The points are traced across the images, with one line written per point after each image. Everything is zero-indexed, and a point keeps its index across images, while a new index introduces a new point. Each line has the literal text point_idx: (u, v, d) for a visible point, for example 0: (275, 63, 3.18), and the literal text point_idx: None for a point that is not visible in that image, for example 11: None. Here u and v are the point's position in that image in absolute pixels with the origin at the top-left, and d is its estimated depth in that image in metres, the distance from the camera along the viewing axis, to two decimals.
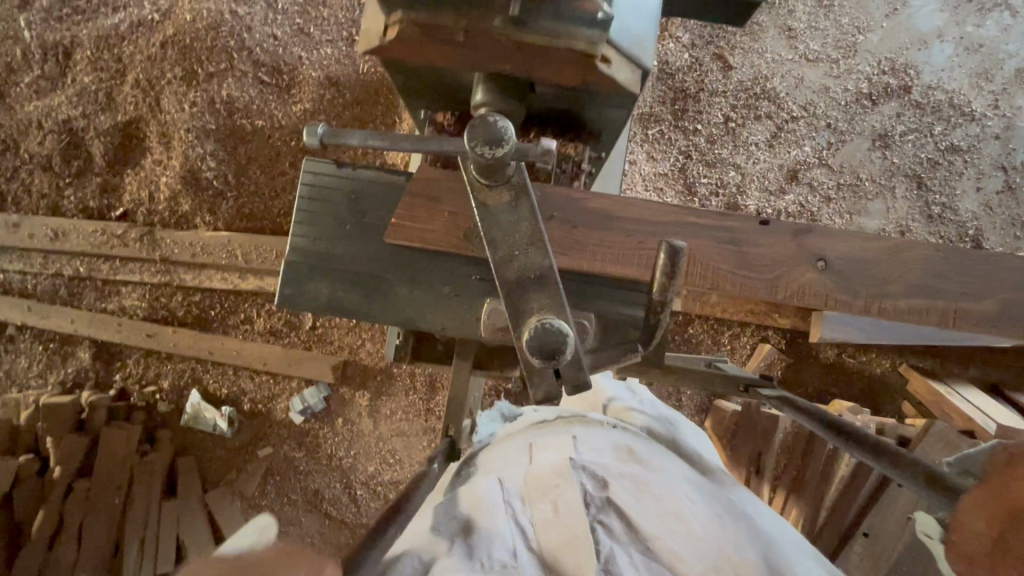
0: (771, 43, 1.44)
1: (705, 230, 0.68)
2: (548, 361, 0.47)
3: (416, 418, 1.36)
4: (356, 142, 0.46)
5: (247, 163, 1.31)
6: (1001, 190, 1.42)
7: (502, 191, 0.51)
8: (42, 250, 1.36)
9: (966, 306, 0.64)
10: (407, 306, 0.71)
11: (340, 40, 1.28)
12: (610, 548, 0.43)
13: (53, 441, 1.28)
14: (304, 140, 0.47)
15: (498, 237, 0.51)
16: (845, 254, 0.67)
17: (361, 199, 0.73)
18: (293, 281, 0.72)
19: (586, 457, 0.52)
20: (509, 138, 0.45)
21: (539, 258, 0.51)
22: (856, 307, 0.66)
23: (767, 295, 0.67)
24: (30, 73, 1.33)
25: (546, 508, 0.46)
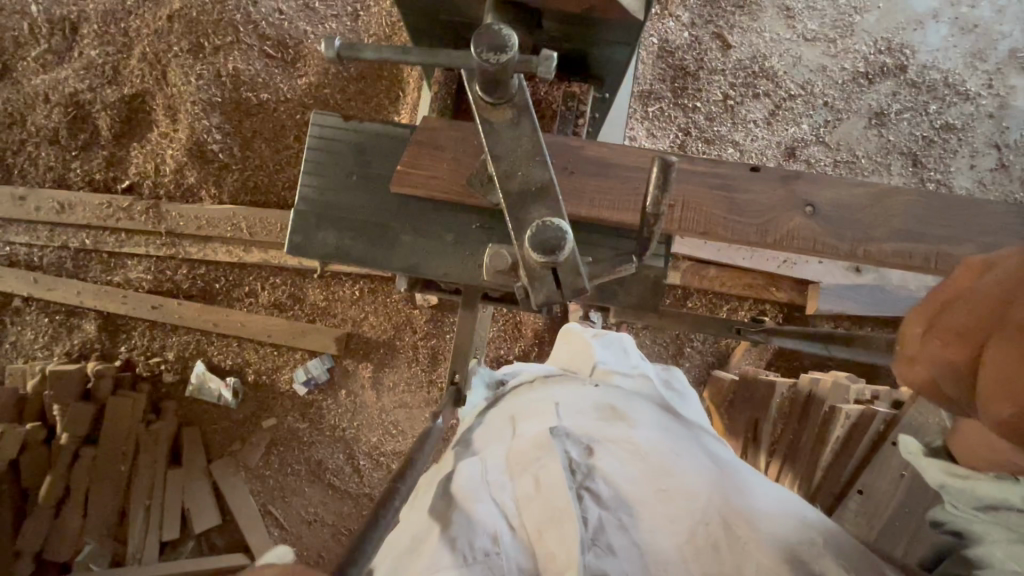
0: (770, 23, 1.47)
1: (697, 177, 0.72)
2: (549, 255, 0.46)
3: (418, 389, 1.38)
4: (370, 55, 0.47)
5: (252, 137, 1.33)
6: (994, 167, 1.45)
7: (504, 110, 0.52)
8: (48, 223, 1.37)
9: (949, 249, 0.68)
10: (411, 254, 0.73)
11: (344, 14, 1.30)
12: (596, 514, 0.45)
13: (59, 409, 1.29)
14: (325, 54, 0.48)
15: (502, 153, 0.53)
16: (835, 200, 0.70)
17: (367, 152, 0.75)
18: (301, 230, 0.74)
19: (568, 427, 0.53)
20: (514, 45, 0.44)
21: (540, 172, 0.52)
22: (844, 251, 0.69)
23: (756, 239, 0.70)
24: (37, 47, 1.35)
25: (527, 483, 0.48)
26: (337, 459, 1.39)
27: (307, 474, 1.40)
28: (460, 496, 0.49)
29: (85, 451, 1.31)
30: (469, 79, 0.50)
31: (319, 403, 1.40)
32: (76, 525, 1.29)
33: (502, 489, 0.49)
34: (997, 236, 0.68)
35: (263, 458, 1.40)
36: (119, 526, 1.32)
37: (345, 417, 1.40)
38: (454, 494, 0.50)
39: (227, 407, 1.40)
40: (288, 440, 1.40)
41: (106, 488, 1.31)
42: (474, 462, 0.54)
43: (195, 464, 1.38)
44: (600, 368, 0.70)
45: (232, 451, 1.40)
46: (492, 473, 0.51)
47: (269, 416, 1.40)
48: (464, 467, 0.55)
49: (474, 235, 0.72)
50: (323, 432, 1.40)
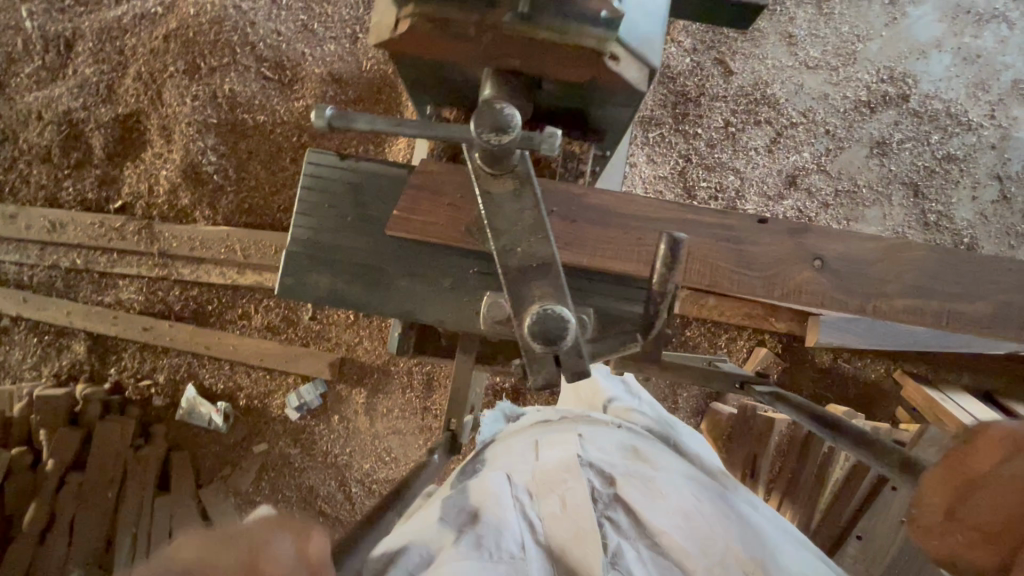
0: (772, 50, 1.46)
1: (704, 229, 0.70)
2: (550, 346, 0.46)
3: (412, 416, 1.36)
4: (363, 126, 0.46)
5: (248, 158, 1.31)
6: (996, 199, 1.44)
7: (506, 179, 0.51)
8: (39, 242, 1.35)
9: (959, 307, 0.67)
10: (405, 300, 0.71)
11: (343, 36, 1.28)
12: (617, 542, 0.45)
13: (47, 433, 1.27)
14: (314, 123, 0.46)
15: (503, 227, 0.52)
16: (845, 255, 0.69)
17: (364, 193, 0.74)
18: (294, 271, 0.72)
19: (593, 454, 0.54)
20: (515, 126, 0.43)
21: (541, 246, 0.51)
22: (853, 306, 0.68)
23: (764, 293, 0.69)
24: (31, 64, 1.33)
25: (554, 502, 0.47)
26: (329, 486, 1.37)
27: (297, 501, 1.37)
28: (483, 501, 0.48)
29: (71, 475, 1.28)
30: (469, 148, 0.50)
31: (312, 428, 1.38)
32: (60, 554, 1.26)
33: (524, 503, 0.48)
34: (1009, 299, 0.67)
35: (254, 484, 1.38)
36: (104, 553, 1.28)
37: (338, 443, 1.38)
38: (477, 497, 0.48)
39: (218, 431, 1.38)
40: (280, 466, 1.38)
41: (92, 514, 1.28)
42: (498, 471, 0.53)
43: (184, 489, 1.35)
44: (614, 407, 0.72)
45: (223, 475, 1.38)
46: (517, 485, 0.50)
47: (261, 441, 1.39)
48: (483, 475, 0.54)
49: (470, 282, 0.70)
50: (315, 458, 1.38)
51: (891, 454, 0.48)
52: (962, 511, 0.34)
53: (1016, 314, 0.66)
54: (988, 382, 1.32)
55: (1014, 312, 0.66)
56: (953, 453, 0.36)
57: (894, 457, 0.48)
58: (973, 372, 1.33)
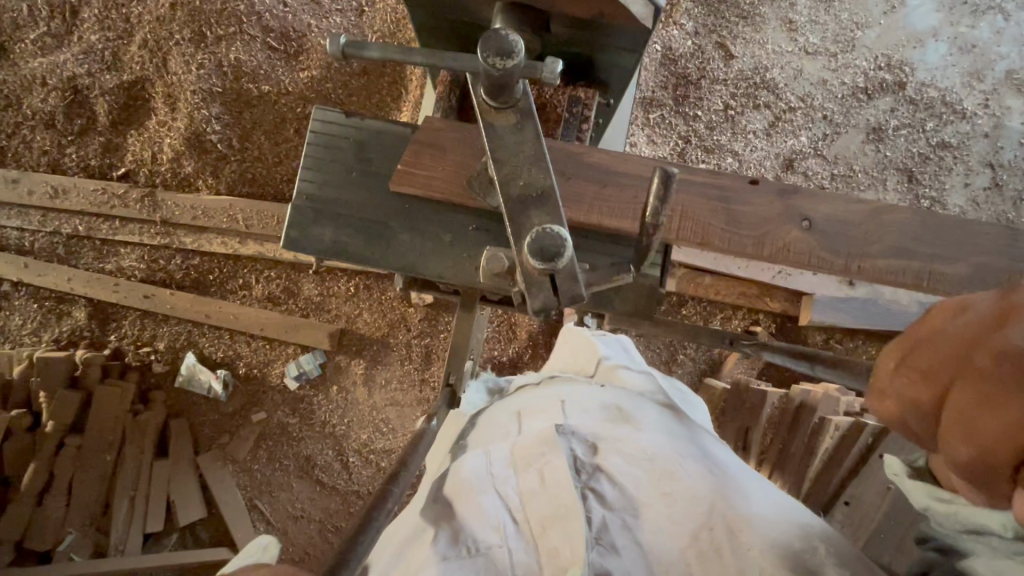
0: (773, 35, 1.48)
1: (696, 188, 0.72)
2: (548, 263, 0.47)
3: (410, 387, 1.37)
4: (375, 54, 0.48)
5: (252, 129, 1.32)
6: (988, 186, 1.46)
7: (507, 113, 0.51)
8: (41, 207, 1.36)
9: (941, 268, 0.69)
10: (408, 252, 0.73)
11: (349, 9, 1.29)
12: (600, 514, 0.45)
13: (46, 396, 1.27)
14: (329, 52, 0.49)
15: (504, 157, 0.52)
16: (832, 216, 0.71)
17: (367, 149, 0.75)
18: (298, 224, 0.73)
19: (574, 424, 0.54)
20: (520, 50, 0.45)
21: (541, 177, 0.52)
22: (837, 266, 0.70)
23: (752, 250, 0.71)
24: (36, 30, 1.33)
25: (532, 478, 0.49)
26: (326, 455, 1.38)
27: (295, 470, 1.39)
28: (463, 487, 0.51)
29: (70, 439, 1.29)
30: (473, 82, 0.50)
31: (310, 399, 1.39)
32: (57, 516, 1.27)
33: (507, 481, 0.50)
34: (995, 257, 0.69)
35: (251, 452, 1.39)
36: (101, 517, 1.31)
37: (335, 414, 1.39)
38: (460, 487, 0.51)
39: (216, 399, 1.39)
40: (277, 435, 1.39)
41: (90, 479, 1.29)
42: (481, 453, 0.55)
43: (181, 456, 1.37)
44: (604, 367, 0.72)
45: (221, 443, 1.39)
46: (497, 467, 0.52)
47: (258, 410, 1.40)
48: (472, 455, 0.56)
49: (469, 237, 0.72)
50: (312, 427, 1.39)
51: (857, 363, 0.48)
52: (912, 362, 0.29)
53: (1000, 281, 0.68)
54: None
55: (997, 275, 0.68)
56: (914, 327, 0.31)
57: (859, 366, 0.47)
58: None
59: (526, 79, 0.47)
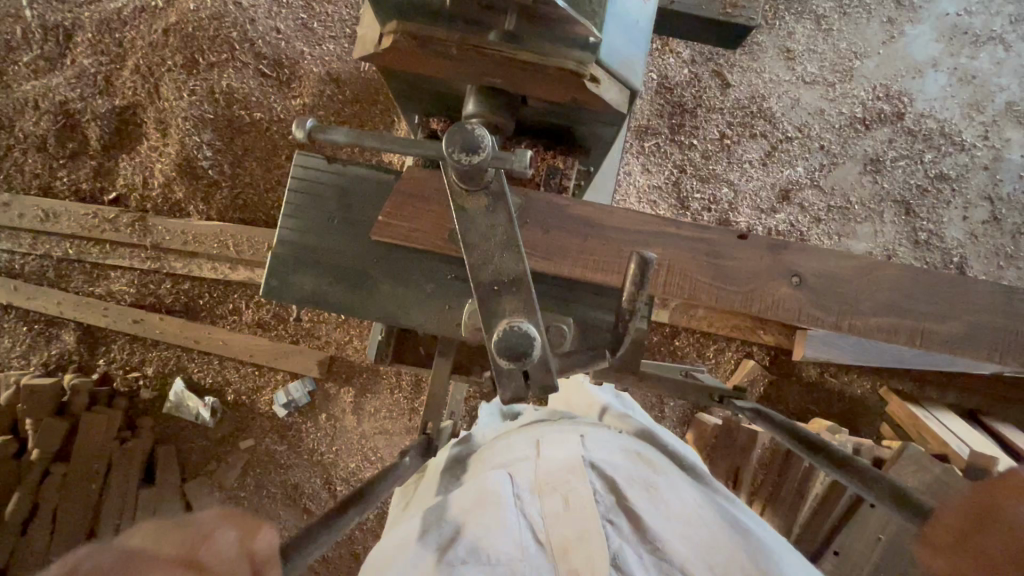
0: (770, 63, 1.46)
1: (684, 242, 0.71)
2: (514, 361, 0.46)
3: (399, 416, 1.36)
4: (343, 139, 0.47)
5: (244, 155, 1.32)
6: (986, 219, 1.45)
7: (479, 196, 0.50)
8: (32, 230, 1.35)
9: (933, 327, 0.67)
10: (389, 302, 0.71)
11: (342, 36, 1.28)
12: (620, 544, 0.43)
13: (32, 424, 1.27)
14: (297, 136, 0.47)
15: (475, 241, 0.51)
16: (821, 271, 0.69)
17: (349, 198, 0.73)
18: (279, 272, 0.72)
19: (597, 456, 0.53)
20: (487, 146, 0.44)
21: (514, 263, 0.50)
22: (828, 322, 0.69)
23: (740, 306, 0.70)
24: (29, 53, 1.33)
25: (557, 501, 0.48)
26: (314, 484, 1.37)
27: (282, 498, 1.38)
28: (488, 499, 0.48)
29: (56, 467, 1.29)
30: (444, 166, 0.49)
31: (298, 426, 1.39)
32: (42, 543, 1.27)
33: (529, 503, 0.48)
34: (981, 314, 0.68)
35: (239, 478, 1.39)
36: None
37: (324, 442, 1.38)
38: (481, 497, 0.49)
39: (205, 425, 1.39)
40: (265, 462, 1.39)
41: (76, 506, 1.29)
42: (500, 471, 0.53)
43: (168, 481, 1.36)
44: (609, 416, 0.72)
45: (208, 470, 1.39)
46: (521, 489, 0.50)
47: (246, 436, 1.39)
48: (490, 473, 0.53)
49: (450, 285, 0.71)
50: (300, 455, 1.38)
51: (877, 483, 0.51)
52: None
53: (989, 340, 0.67)
54: (970, 400, 1.33)
55: (987, 330, 0.67)
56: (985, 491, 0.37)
57: (881, 488, 0.51)
58: (957, 391, 1.34)
59: (496, 167, 0.46)
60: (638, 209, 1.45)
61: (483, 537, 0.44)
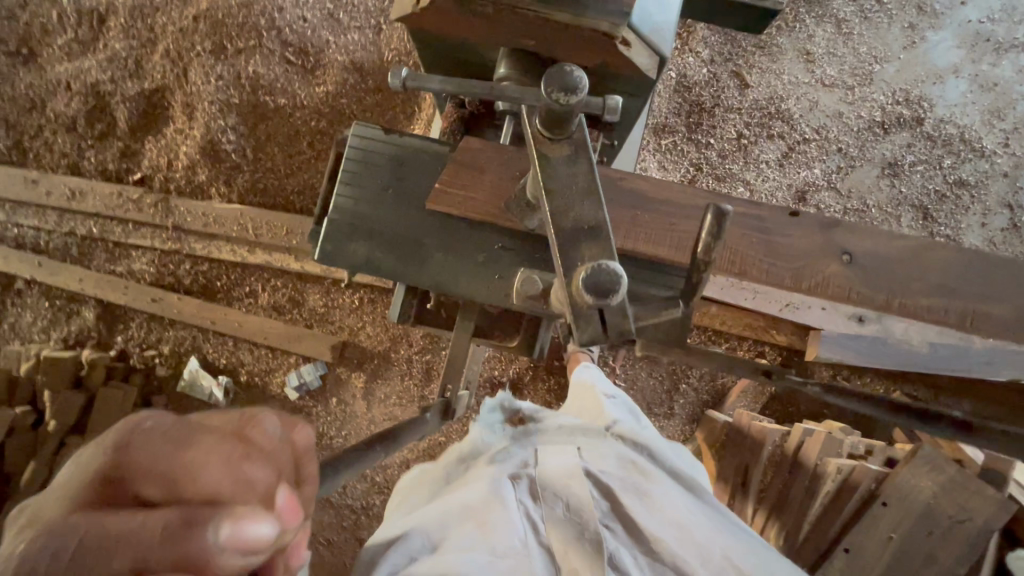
0: (789, 65, 1.47)
1: (736, 219, 0.74)
2: (600, 300, 0.44)
3: (409, 403, 1.37)
4: (435, 86, 0.44)
5: (266, 140, 1.34)
6: (1006, 226, 1.44)
7: (563, 144, 0.47)
8: (58, 208, 1.39)
9: (987, 309, 0.69)
10: (440, 273, 0.66)
11: (367, 27, 1.31)
12: (614, 549, 0.50)
13: (51, 395, 1.30)
14: (391, 84, 0.44)
15: (556, 188, 0.47)
16: (873, 251, 0.71)
17: (405, 166, 0.69)
18: (333, 239, 0.66)
19: (597, 462, 0.57)
20: (583, 87, 0.41)
21: (594, 211, 0.47)
22: (877, 302, 0.70)
23: (790, 285, 0.72)
24: (64, 36, 1.37)
25: (558, 507, 0.52)
26: None
27: None
28: (493, 502, 0.52)
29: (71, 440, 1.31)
30: (530, 113, 0.47)
31: (309, 409, 1.40)
32: None
33: (533, 506, 0.53)
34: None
35: None
36: None
37: (334, 426, 1.39)
38: (486, 499, 0.53)
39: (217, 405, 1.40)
40: None
41: None
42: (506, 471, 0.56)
43: None
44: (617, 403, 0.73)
45: None
46: (524, 492, 0.54)
47: None
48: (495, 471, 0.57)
49: (501, 257, 0.66)
50: None
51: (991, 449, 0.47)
52: None
53: None
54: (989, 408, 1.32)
55: None
56: None
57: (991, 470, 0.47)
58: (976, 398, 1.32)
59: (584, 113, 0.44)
60: None
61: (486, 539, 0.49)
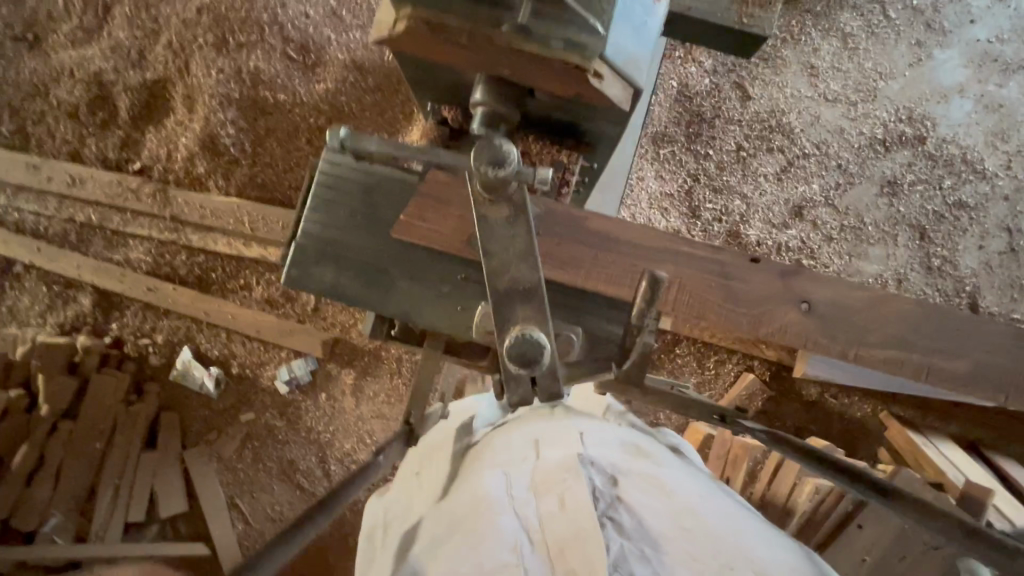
0: (792, 79, 1.46)
1: (698, 262, 0.70)
2: (524, 367, 0.47)
3: (397, 402, 1.38)
4: (375, 149, 0.50)
5: (265, 135, 1.35)
6: (1003, 251, 1.43)
7: (501, 206, 0.50)
8: (58, 194, 1.40)
9: (941, 363, 0.67)
10: (404, 301, 0.67)
11: (369, 26, 1.31)
12: (619, 543, 0.44)
13: (45, 378, 1.33)
14: (329, 142, 0.50)
15: (494, 249, 0.50)
16: (833, 300, 0.69)
17: (374, 195, 0.69)
18: (300, 263, 0.67)
19: (595, 455, 0.55)
20: (512, 161, 0.47)
21: (529, 273, 0.50)
22: (833, 351, 0.68)
23: (748, 329, 0.69)
24: (69, 23, 1.37)
25: (553, 501, 0.49)
26: (309, 462, 1.40)
27: (277, 473, 1.41)
28: (481, 505, 0.49)
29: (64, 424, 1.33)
30: (468, 173, 0.49)
31: (298, 404, 1.41)
32: (45, 497, 1.31)
33: (528, 504, 0.50)
34: (986, 353, 0.68)
35: (237, 452, 1.41)
36: (86, 501, 1.35)
37: (322, 421, 1.41)
38: (476, 502, 0.50)
39: (208, 396, 1.42)
40: (264, 436, 1.42)
41: (80, 463, 1.33)
42: (498, 472, 0.54)
43: (169, 447, 1.40)
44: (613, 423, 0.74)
45: (208, 440, 1.43)
46: (520, 491, 0.51)
47: (248, 410, 1.43)
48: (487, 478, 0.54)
49: (464, 288, 0.67)
50: (298, 432, 1.41)
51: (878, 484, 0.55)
52: None
53: (994, 383, 0.67)
54: (974, 433, 1.31)
55: (995, 371, 0.68)
56: None
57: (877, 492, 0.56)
58: (961, 423, 1.32)
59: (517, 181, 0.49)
60: (650, 215, 1.45)
61: (476, 543, 0.45)
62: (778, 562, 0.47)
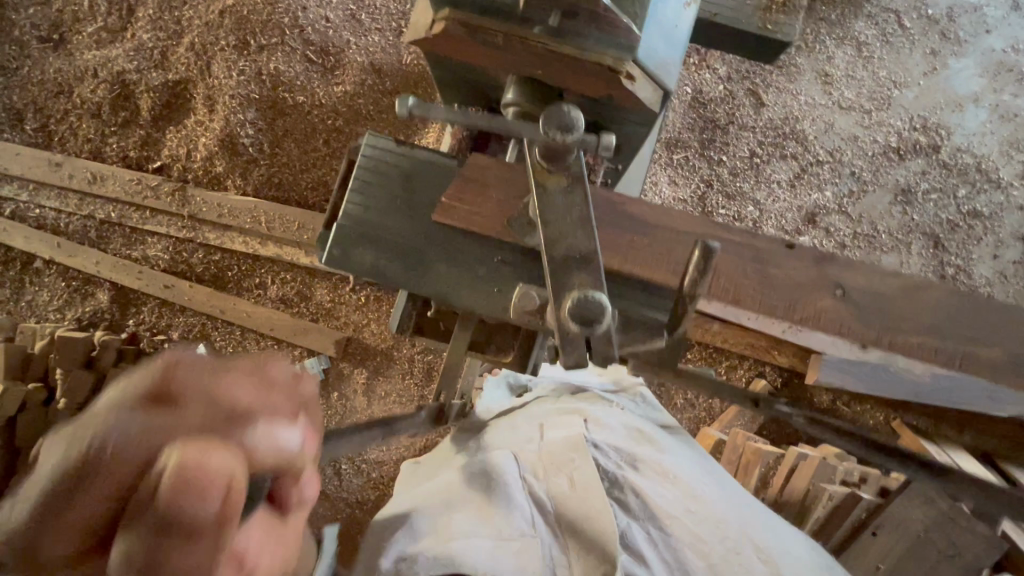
0: (807, 86, 1.46)
1: (731, 247, 0.71)
2: (585, 327, 0.50)
3: (408, 401, 1.39)
4: (442, 116, 0.48)
5: (283, 136, 1.37)
6: (1018, 259, 1.42)
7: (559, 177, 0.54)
8: (79, 191, 1.42)
9: (977, 350, 0.67)
10: (442, 283, 0.67)
11: (388, 30, 1.33)
12: (627, 523, 0.53)
13: (63, 372, 1.32)
14: (397, 110, 0.48)
15: (551, 218, 0.54)
16: (867, 289, 0.69)
17: (415, 179, 0.71)
18: (339, 245, 0.67)
19: (602, 439, 0.59)
20: (578, 128, 0.48)
21: (585, 241, 0.53)
22: (869, 336, 0.68)
23: (783, 314, 0.69)
24: (94, 24, 1.40)
25: (564, 480, 0.55)
26: None
27: None
28: (497, 482, 0.54)
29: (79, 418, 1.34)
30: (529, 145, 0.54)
31: None
32: None
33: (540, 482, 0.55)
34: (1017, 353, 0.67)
35: None
36: None
37: (334, 420, 1.42)
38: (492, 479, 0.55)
39: None
40: None
41: None
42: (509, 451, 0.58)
43: None
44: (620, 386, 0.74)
45: None
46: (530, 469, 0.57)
47: None
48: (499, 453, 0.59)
49: (499, 271, 0.67)
50: None
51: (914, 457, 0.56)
52: None
53: None
54: (989, 442, 1.30)
55: None
56: None
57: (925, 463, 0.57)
58: (976, 431, 1.31)
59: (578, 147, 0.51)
60: None
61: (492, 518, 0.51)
62: (759, 536, 0.56)
